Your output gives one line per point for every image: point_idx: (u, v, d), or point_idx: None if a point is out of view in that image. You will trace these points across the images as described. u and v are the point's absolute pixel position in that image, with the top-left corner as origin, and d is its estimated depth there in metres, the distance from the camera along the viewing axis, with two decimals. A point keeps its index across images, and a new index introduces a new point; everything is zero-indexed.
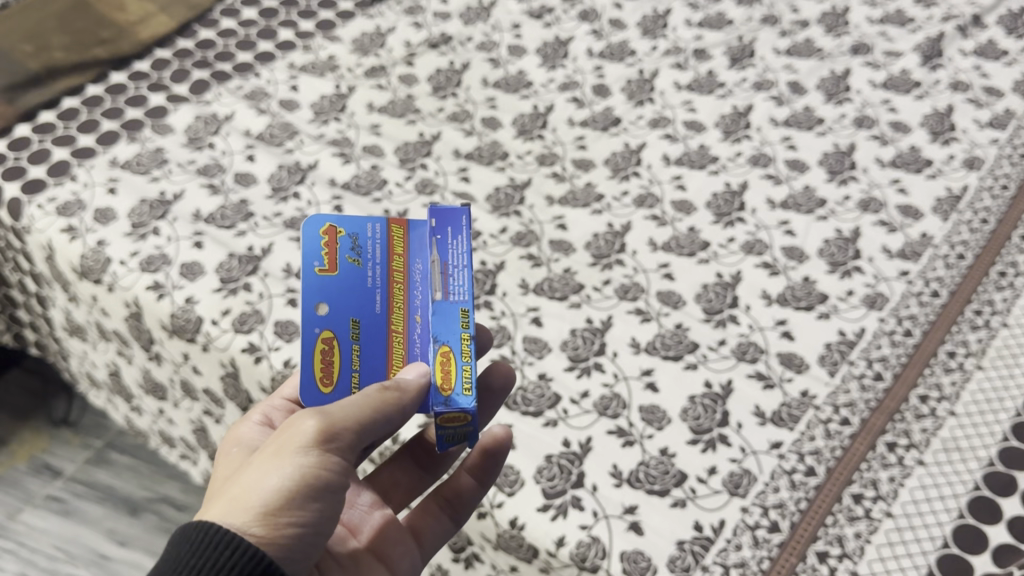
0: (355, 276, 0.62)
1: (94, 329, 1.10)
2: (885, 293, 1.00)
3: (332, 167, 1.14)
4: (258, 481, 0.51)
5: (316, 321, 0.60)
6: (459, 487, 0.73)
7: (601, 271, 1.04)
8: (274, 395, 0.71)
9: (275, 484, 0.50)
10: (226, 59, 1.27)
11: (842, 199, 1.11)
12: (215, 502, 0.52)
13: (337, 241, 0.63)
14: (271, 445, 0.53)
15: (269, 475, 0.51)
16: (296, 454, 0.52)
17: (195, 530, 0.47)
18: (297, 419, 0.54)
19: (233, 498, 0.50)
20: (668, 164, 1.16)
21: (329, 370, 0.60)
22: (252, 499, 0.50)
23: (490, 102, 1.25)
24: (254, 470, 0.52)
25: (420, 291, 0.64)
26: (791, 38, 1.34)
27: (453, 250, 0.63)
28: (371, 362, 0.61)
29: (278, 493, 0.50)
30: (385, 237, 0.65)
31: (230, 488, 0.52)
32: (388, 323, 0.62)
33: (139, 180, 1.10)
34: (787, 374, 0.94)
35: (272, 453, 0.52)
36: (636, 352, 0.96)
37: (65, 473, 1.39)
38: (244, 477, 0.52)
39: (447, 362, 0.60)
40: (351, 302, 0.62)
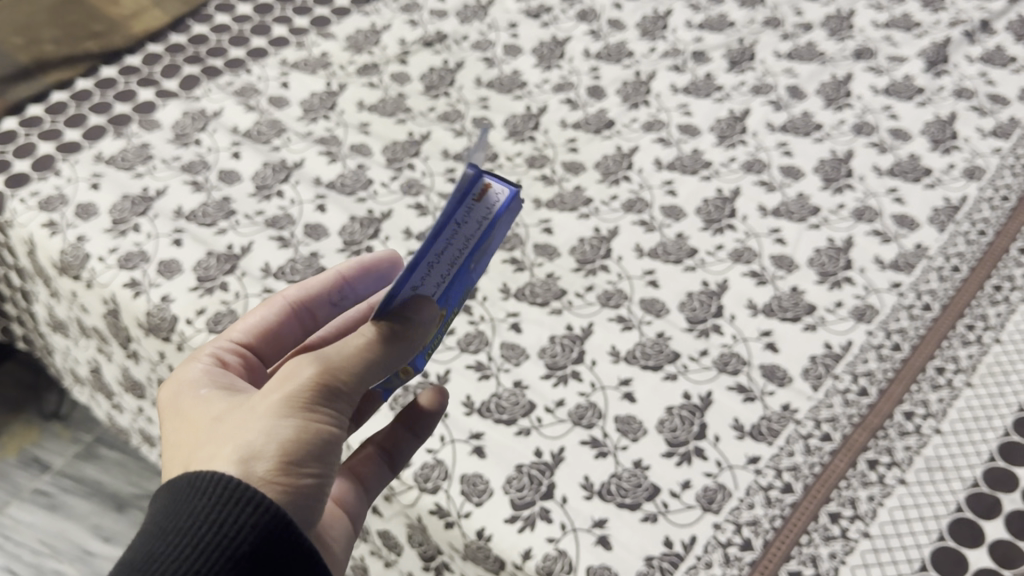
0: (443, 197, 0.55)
1: (76, 325, 1.10)
2: (875, 305, 0.98)
3: (318, 166, 1.12)
4: (268, 433, 0.50)
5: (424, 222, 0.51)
6: (394, 436, 0.71)
7: (584, 277, 1.02)
8: (224, 335, 0.70)
9: (286, 438, 0.50)
10: (218, 54, 1.26)
11: (837, 207, 1.09)
12: (217, 451, 0.51)
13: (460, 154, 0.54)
14: (273, 394, 0.53)
15: (277, 427, 0.51)
16: (304, 406, 0.52)
17: (208, 485, 0.48)
18: (294, 365, 0.54)
19: (240, 449, 0.50)
20: (660, 169, 1.14)
21: None
22: (265, 452, 0.50)
23: (481, 102, 1.23)
24: (260, 420, 0.51)
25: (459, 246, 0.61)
26: (793, 41, 1.31)
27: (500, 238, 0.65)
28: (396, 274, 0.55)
29: (290, 445, 0.50)
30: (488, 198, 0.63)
31: (232, 437, 0.51)
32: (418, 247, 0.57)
33: (123, 175, 1.09)
34: (769, 387, 0.91)
35: (275, 403, 0.52)
36: (615, 361, 0.94)
37: (53, 467, 1.39)
38: (247, 427, 0.51)
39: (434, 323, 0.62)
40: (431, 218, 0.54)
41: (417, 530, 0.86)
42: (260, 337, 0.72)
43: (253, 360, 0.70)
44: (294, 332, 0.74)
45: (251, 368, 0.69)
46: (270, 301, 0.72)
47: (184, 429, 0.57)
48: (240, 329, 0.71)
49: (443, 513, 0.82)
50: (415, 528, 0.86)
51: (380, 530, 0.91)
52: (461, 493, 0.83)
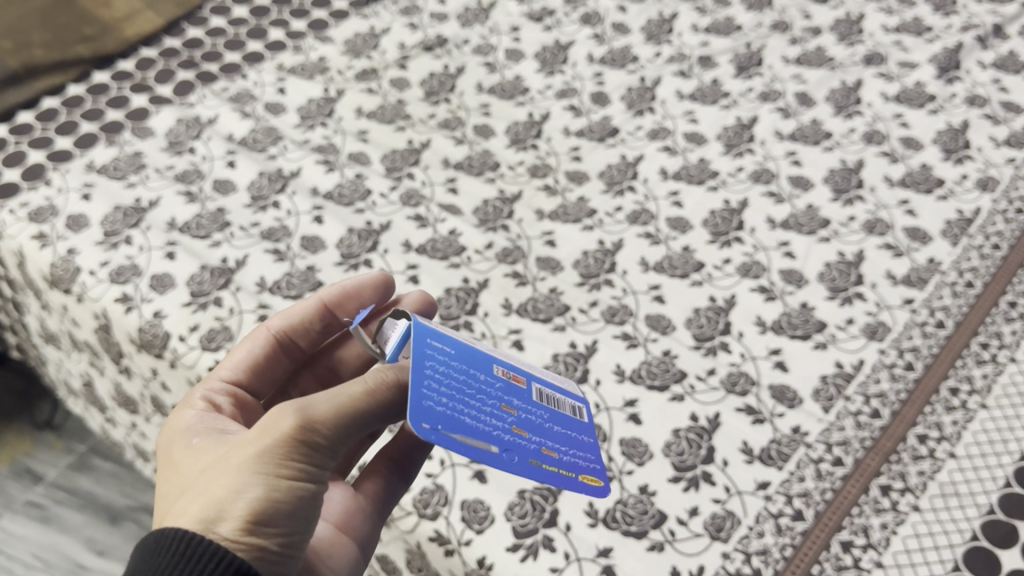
0: (548, 438, 0.56)
1: (67, 338, 1.07)
2: (887, 323, 0.95)
3: (315, 176, 1.10)
4: (236, 490, 0.48)
5: (531, 464, 0.53)
6: (404, 446, 0.69)
7: (588, 292, 0.99)
8: (213, 376, 0.68)
9: (256, 496, 0.48)
10: (213, 59, 1.23)
11: (847, 219, 1.06)
12: (187, 505, 0.49)
13: (587, 475, 0.58)
14: (249, 446, 0.50)
15: (251, 483, 0.48)
16: (279, 463, 0.49)
17: (172, 541, 0.46)
18: (274, 415, 0.51)
19: (207, 505, 0.48)
20: (665, 179, 1.11)
21: (485, 443, 0.51)
22: (232, 510, 0.47)
23: (483, 109, 1.20)
24: (231, 476, 0.49)
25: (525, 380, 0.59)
26: (801, 46, 1.28)
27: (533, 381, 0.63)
28: (473, 411, 0.52)
29: (259, 504, 0.47)
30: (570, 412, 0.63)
31: (202, 491, 0.49)
32: (504, 404, 0.55)
33: (115, 185, 1.06)
34: (779, 409, 0.88)
35: (249, 458, 0.49)
36: (620, 381, 0.91)
37: (46, 478, 1.36)
38: (219, 480, 0.49)
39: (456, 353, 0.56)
40: (537, 441, 0.55)
41: (416, 556, 0.82)
42: (249, 372, 0.70)
43: (244, 397, 0.68)
44: (278, 366, 0.73)
45: (245, 405, 0.68)
46: (254, 335, 0.71)
47: (171, 479, 0.55)
48: (228, 367, 0.69)
49: (443, 541, 0.79)
50: (413, 553, 0.83)
51: (380, 555, 0.88)
52: (462, 519, 0.80)
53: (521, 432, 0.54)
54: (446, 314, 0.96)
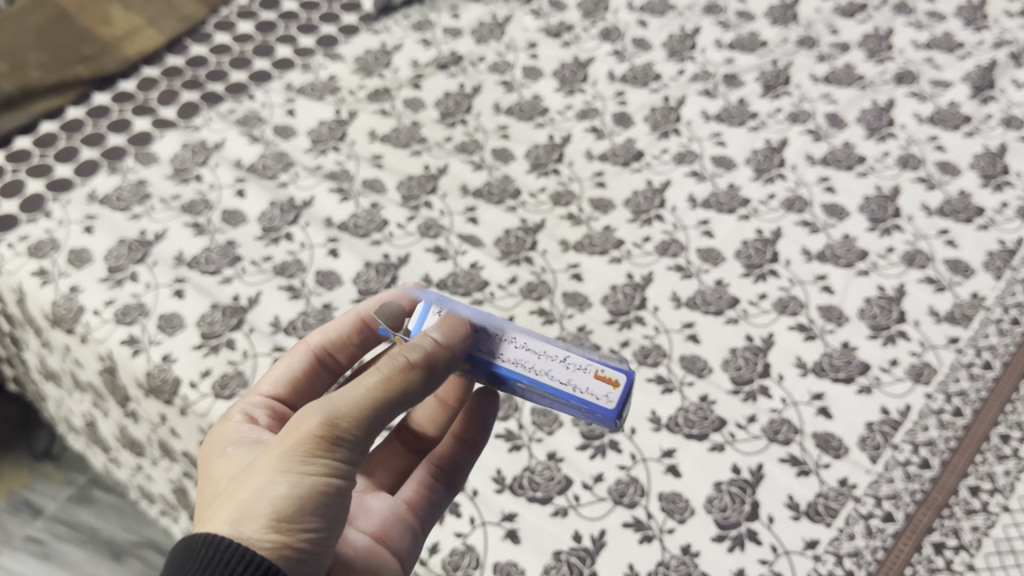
0: None
1: (69, 378, 1.02)
2: (933, 363, 0.91)
3: (329, 205, 1.05)
4: (258, 492, 0.46)
5: None
6: (449, 454, 0.69)
7: (619, 331, 0.95)
8: (254, 392, 0.65)
9: (279, 496, 0.45)
10: (219, 78, 1.18)
11: (885, 251, 1.01)
12: (214, 511, 0.47)
13: None
14: (274, 446, 0.48)
15: (276, 482, 0.46)
16: (304, 460, 0.47)
17: (198, 547, 0.44)
18: (300, 415, 0.49)
19: (231, 509, 0.46)
20: (694, 207, 1.07)
21: None
22: (255, 512, 0.45)
23: (501, 130, 1.15)
24: (258, 476, 0.47)
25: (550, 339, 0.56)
26: (829, 64, 1.23)
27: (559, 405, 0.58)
28: None
29: (283, 504, 0.45)
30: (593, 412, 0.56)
31: (229, 495, 0.47)
32: None
33: (118, 217, 1.01)
34: (824, 459, 0.84)
35: (273, 458, 0.47)
36: (656, 430, 0.86)
37: (45, 511, 1.31)
38: (245, 483, 0.47)
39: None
40: None
41: None
42: (288, 388, 0.66)
43: (284, 414, 0.65)
44: (321, 383, 0.69)
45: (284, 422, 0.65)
46: (294, 350, 0.67)
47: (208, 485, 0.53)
48: (267, 383, 0.66)
49: None
50: None
51: None
52: None
53: None
54: None
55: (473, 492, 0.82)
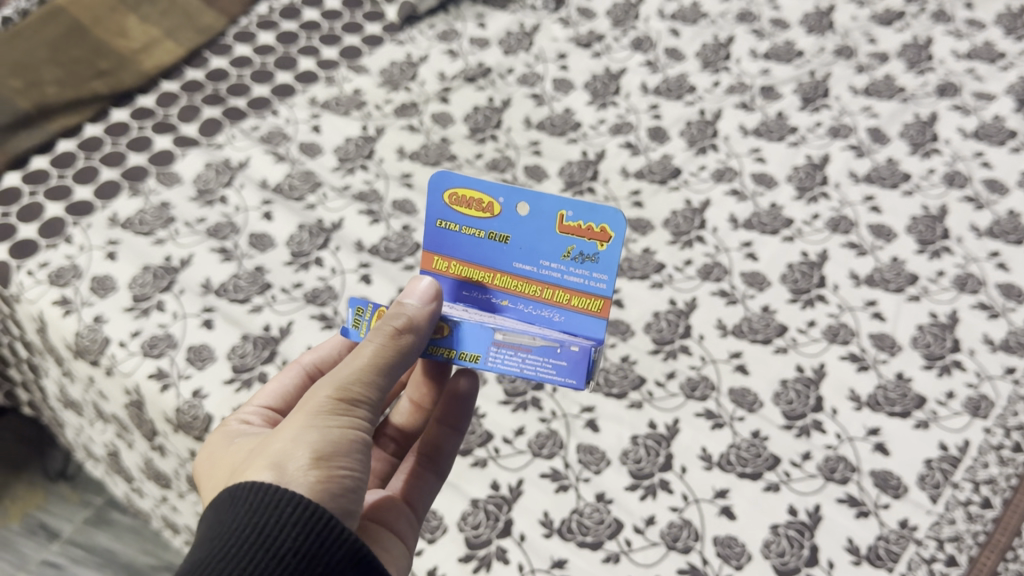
0: (547, 266, 0.58)
1: (92, 408, 0.99)
2: (990, 396, 0.88)
3: (359, 228, 1.01)
4: (292, 441, 0.47)
5: (522, 204, 0.57)
6: (435, 442, 0.67)
7: (664, 361, 0.91)
8: (253, 403, 0.63)
9: (314, 441, 0.47)
10: (241, 93, 1.14)
11: (935, 274, 0.98)
12: (243, 473, 0.47)
13: (598, 292, 0.58)
14: (291, 415, 0.49)
15: (305, 433, 0.47)
16: (326, 417, 0.48)
17: (240, 498, 0.44)
18: (310, 392, 0.51)
19: (265, 461, 0.46)
20: (736, 228, 1.03)
21: (475, 202, 0.58)
22: (294, 455, 0.46)
23: (533, 146, 1.12)
24: (283, 434, 0.48)
25: (532, 305, 0.60)
26: (869, 75, 1.20)
27: (529, 369, 0.57)
28: (461, 218, 0.58)
29: (320, 446, 0.47)
30: (569, 352, 0.57)
31: (254, 458, 0.48)
32: (495, 252, 0.59)
33: (142, 242, 0.98)
34: (883, 499, 0.81)
35: (294, 421, 0.49)
36: (708, 468, 0.83)
37: (62, 534, 1.27)
38: (270, 444, 0.48)
39: (465, 268, 0.60)
40: (535, 245, 0.58)
41: None
42: (285, 402, 0.65)
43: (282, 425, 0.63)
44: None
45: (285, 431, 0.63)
46: (288, 366, 0.66)
47: (214, 477, 0.53)
48: (265, 395, 0.64)
49: None
50: None
51: None
52: None
53: (514, 238, 0.58)
54: (511, 389, 0.89)
55: (519, 536, 0.78)
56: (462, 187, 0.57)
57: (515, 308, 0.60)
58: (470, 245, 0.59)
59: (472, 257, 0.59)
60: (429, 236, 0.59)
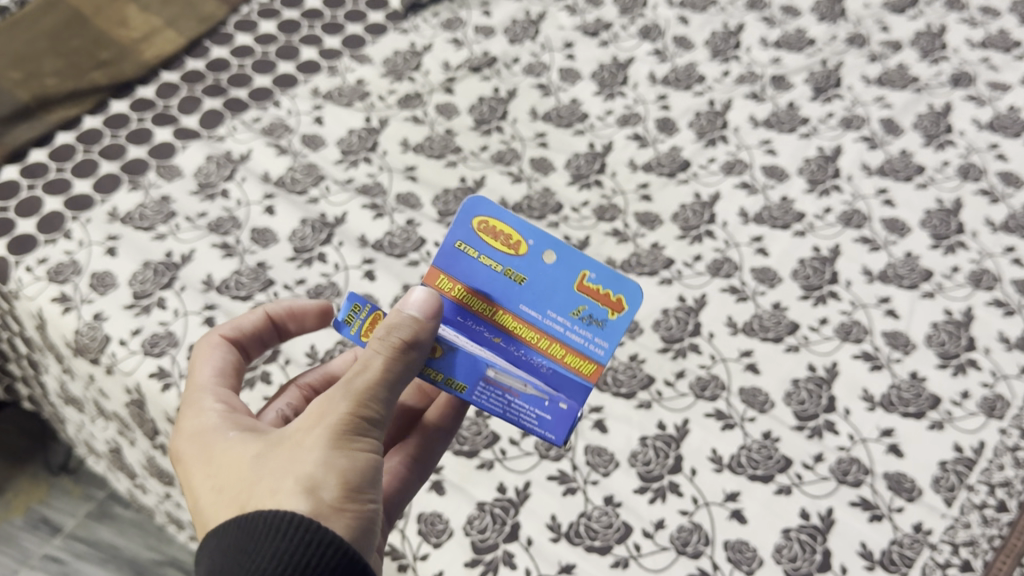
0: (554, 317, 0.56)
1: (93, 405, 0.98)
2: (1006, 396, 0.87)
3: (362, 222, 1.00)
4: (319, 467, 0.46)
5: (549, 253, 0.56)
6: (423, 444, 0.66)
7: (673, 359, 0.90)
8: (199, 383, 0.58)
9: (343, 469, 0.46)
10: (242, 83, 1.12)
11: (950, 270, 0.97)
12: (263, 493, 0.46)
13: (595, 358, 0.56)
14: (307, 432, 0.48)
15: (333, 460, 0.46)
16: (348, 441, 0.47)
17: (281, 532, 0.43)
18: (320, 404, 0.49)
19: (292, 487, 0.45)
20: (746, 222, 1.01)
21: (503, 236, 0.56)
22: (324, 484, 0.45)
23: (540, 138, 1.10)
24: (305, 455, 0.46)
25: (525, 352, 0.56)
26: (881, 64, 1.18)
27: (512, 414, 0.56)
28: (484, 246, 0.56)
29: (348, 476, 0.46)
30: (556, 408, 0.56)
31: (273, 477, 0.46)
32: (505, 288, 0.56)
33: (142, 237, 0.96)
34: (896, 502, 0.80)
35: (312, 440, 0.47)
36: (718, 470, 0.82)
37: (64, 529, 1.26)
38: (290, 465, 0.46)
39: (469, 296, 0.56)
40: (548, 293, 0.56)
41: None
42: (232, 376, 0.60)
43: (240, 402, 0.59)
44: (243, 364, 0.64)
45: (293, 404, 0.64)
46: (212, 341, 0.61)
47: (204, 472, 0.51)
48: (209, 371, 0.59)
49: None
50: None
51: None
52: None
53: (530, 280, 0.56)
54: None
55: (527, 540, 0.76)
56: (495, 216, 0.56)
57: (506, 350, 0.56)
58: (481, 274, 0.56)
59: (479, 287, 0.56)
60: (443, 254, 0.56)
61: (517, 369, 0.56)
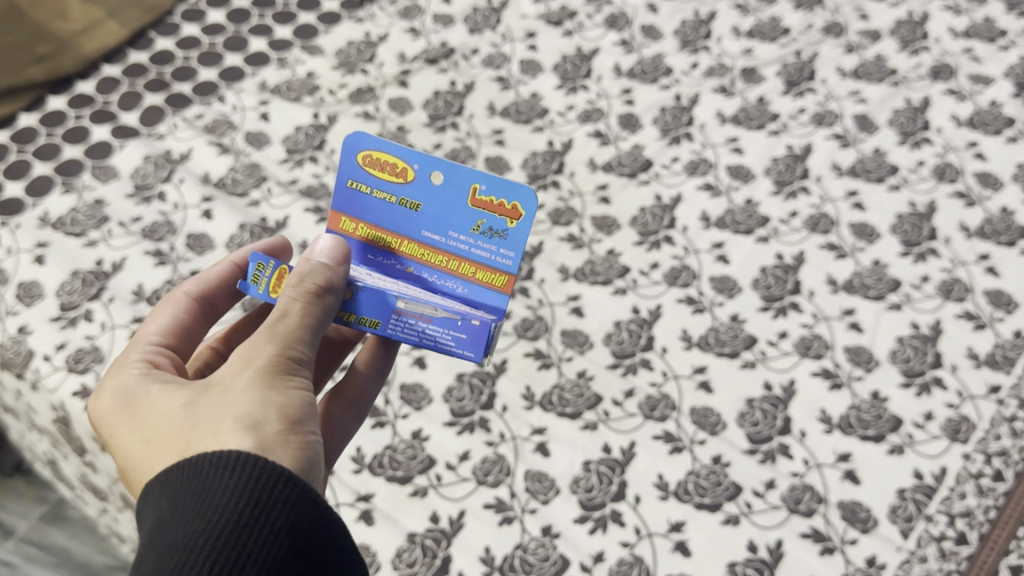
0: (456, 234, 0.54)
1: (25, 418, 0.94)
2: (972, 418, 0.82)
3: (304, 227, 0.95)
4: (255, 406, 0.42)
5: (436, 173, 0.53)
6: (356, 386, 0.63)
7: (622, 377, 0.86)
8: (138, 340, 0.53)
9: (279, 407, 0.43)
10: (186, 77, 1.07)
11: (919, 280, 0.92)
12: (201, 438, 0.42)
13: (503, 269, 0.53)
14: (233, 379, 0.44)
15: (268, 401, 0.43)
16: (279, 381, 0.44)
17: (228, 468, 0.39)
18: (239, 352, 0.46)
19: (232, 426, 0.42)
20: (707, 227, 0.97)
21: (387, 165, 0.54)
22: (265, 421, 0.42)
23: (496, 135, 1.05)
24: (237, 397, 0.43)
25: (438, 276, 0.55)
26: (858, 55, 1.12)
27: (427, 341, 0.52)
28: (372, 180, 0.54)
29: (286, 412, 0.43)
30: (469, 325, 0.51)
31: (205, 423, 0.42)
32: (404, 216, 0.54)
33: (72, 244, 0.92)
34: (850, 534, 0.75)
35: (242, 382, 0.44)
36: (664, 498, 0.78)
37: (15, 530, 1.10)
38: (224, 406, 0.43)
39: (374, 233, 0.55)
40: (444, 212, 0.54)
41: None
42: (177, 338, 0.56)
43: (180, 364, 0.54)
44: (204, 325, 0.59)
45: (211, 368, 0.61)
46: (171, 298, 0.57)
47: (132, 432, 0.46)
48: (152, 330, 0.55)
49: None
50: None
51: None
52: None
53: (423, 204, 0.54)
54: (457, 409, 0.83)
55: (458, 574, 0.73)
56: (377, 147, 0.53)
57: (420, 278, 0.55)
58: (380, 210, 0.54)
59: (381, 222, 0.55)
60: (338, 196, 0.55)
61: (427, 294, 0.53)
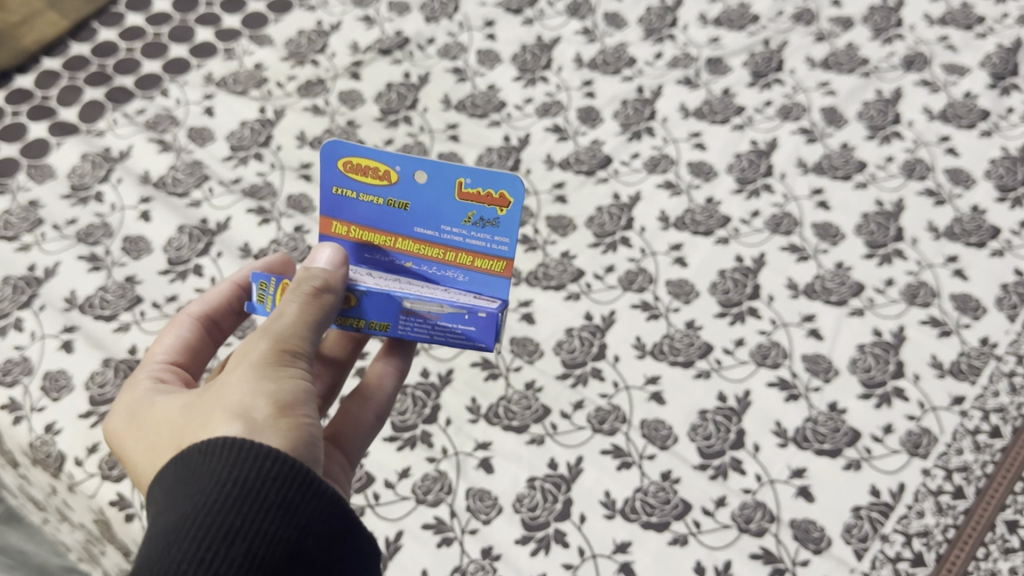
0: (449, 229, 0.53)
1: None
2: (933, 431, 0.79)
3: (246, 228, 0.92)
4: (246, 395, 0.41)
5: (419, 170, 0.52)
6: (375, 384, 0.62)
7: (572, 388, 0.82)
8: (148, 361, 0.53)
9: (272, 392, 0.42)
10: (128, 69, 1.03)
11: (883, 284, 0.88)
12: (194, 432, 0.41)
13: (501, 255, 0.53)
14: (230, 373, 0.43)
15: (263, 387, 0.42)
16: (275, 371, 0.43)
17: (214, 454, 0.38)
18: (239, 350, 0.45)
19: (221, 416, 0.41)
20: (666, 228, 0.93)
21: (367, 168, 0.52)
22: (256, 408, 0.41)
23: (450, 130, 1.01)
24: (231, 389, 0.42)
25: (436, 267, 0.55)
26: (829, 44, 1.08)
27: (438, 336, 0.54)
28: (355, 184, 0.53)
29: (279, 396, 0.42)
30: (476, 318, 0.52)
31: (198, 422, 0.41)
32: (393, 215, 0.53)
33: (3, 248, 0.88)
34: (802, 555, 0.72)
35: (235, 376, 0.43)
36: (609, 517, 0.75)
37: None
38: (216, 399, 0.42)
39: (366, 233, 0.55)
40: (433, 208, 0.53)
41: None
42: (186, 358, 0.55)
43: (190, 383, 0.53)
44: (212, 347, 0.58)
45: None
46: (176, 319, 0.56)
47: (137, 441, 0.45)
48: (161, 352, 0.54)
49: None
50: None
51: None
52: None
53: (412, 202, 0.53)
54: (399, 424, 0.80)
55: None
56: (354, 154, 0.52)
57: (419, 270, 0.55)
58: (368, 211, 0.54)
59: (371, 222, 0.54)
60: (326, 201, 0.54)
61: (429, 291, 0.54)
